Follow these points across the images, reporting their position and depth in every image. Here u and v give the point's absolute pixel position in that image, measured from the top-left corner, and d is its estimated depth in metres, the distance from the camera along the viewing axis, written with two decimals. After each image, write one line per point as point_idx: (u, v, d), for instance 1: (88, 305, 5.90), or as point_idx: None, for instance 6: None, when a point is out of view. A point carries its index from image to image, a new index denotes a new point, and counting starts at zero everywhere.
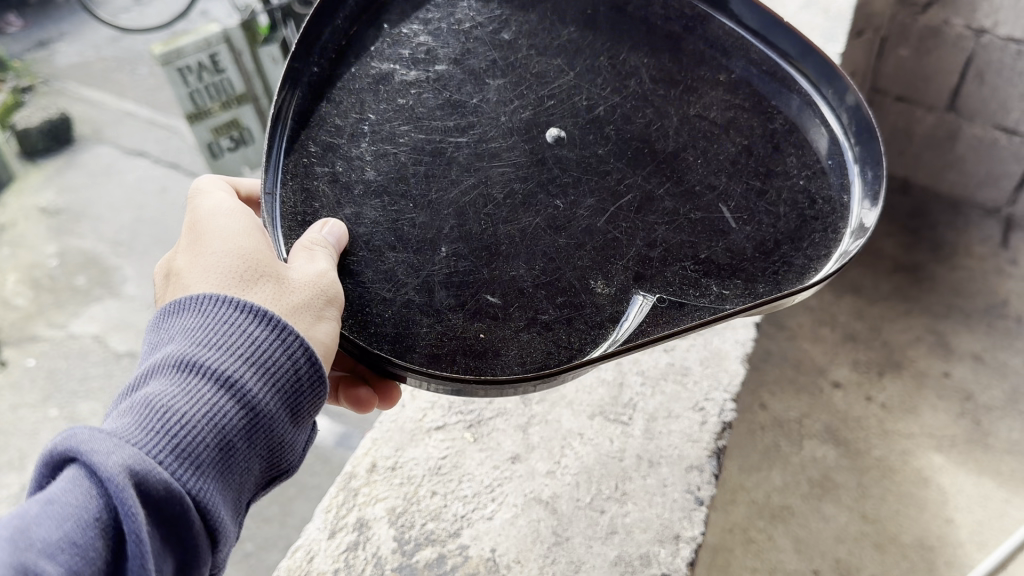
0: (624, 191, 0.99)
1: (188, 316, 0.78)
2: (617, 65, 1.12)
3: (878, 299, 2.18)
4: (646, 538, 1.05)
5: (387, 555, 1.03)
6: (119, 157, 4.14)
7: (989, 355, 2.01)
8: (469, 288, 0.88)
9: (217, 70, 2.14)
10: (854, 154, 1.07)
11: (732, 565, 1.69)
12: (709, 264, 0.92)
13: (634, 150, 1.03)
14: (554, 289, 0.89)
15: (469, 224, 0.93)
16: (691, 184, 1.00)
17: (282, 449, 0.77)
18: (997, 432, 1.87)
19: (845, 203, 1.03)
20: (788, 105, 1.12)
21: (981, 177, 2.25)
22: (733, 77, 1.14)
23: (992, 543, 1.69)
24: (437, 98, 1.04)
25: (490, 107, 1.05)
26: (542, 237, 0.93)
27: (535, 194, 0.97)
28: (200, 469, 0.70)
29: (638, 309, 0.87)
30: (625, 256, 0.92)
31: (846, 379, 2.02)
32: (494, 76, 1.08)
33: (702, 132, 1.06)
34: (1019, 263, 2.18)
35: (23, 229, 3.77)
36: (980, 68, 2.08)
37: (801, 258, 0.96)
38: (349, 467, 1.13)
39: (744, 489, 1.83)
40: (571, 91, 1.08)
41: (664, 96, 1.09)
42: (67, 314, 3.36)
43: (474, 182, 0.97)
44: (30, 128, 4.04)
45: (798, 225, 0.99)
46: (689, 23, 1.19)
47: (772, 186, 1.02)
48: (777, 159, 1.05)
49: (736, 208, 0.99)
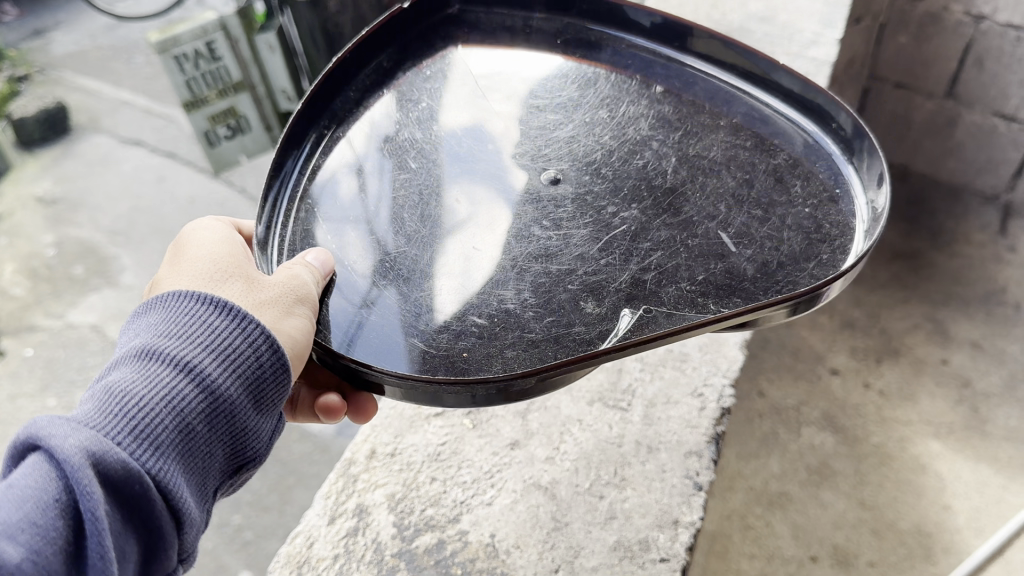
0: (618, 222, 0.95)
1: (153, 313, 0.79)
2: (614, 112, 1.09)
3: (877, 287, 2.18)
4: (646, 522, 1.05)
5: (387, 541, 1.04)
6: (114, 148, 4.55)
7: (987, 342, 2.02)
8: (452, 320, 0.86)
9: (213, 58, 2.12)
10: (857, 171, 0.99)
11: (731, 552, 1.70)
12: (706, 285, 0.87)
13: (631, 184, 0.99)
14: (540, 317, 0.85)
15: (456, 262, 0.91)
16: (688, 215, 0.95)
17: (244, 436, 0.77)
18: (994, 419, 1.87)
19: (854, 216, 0.95)
20: (788, 141, 1.04)
21: (980, 164, 2.24)
22: (734, 123, 1.07)
23: (989, 529, 1.70)
24: (435, 153, 1.04)
25: (486, 156, 1.03)
26: (529, 270, 0.90)
27: (523, 228, 0.95)
28: (159, 454, 0.70)
29: (626, 323, 0.83)
30: (617, 280, 0.88)
31: (844, 366, 2.02)
32: (491, 127, 1.07)
33: (700, 165, 1.01)
34: (1017, 250, 2.18)
35: (21, 217, 4.20)
36: (980, 55, 2.08)
37: (808, 277, 0.87)
38: (349, 453, 1.13)
39: (742, 476, 1.83)
40: (563, 137, 1.06)
41: (664, 140, 1.05)
42: (65, 304, 3.65)
43: (465, 221, 0.95)
44: (27, 118, 4.51)
45: (805, 246, 0.91)
46: (686, 79, 1.13)
47: (776, 214, 0.95)
48: (777, 189, 0.98)
49: (736, 233, 0.92)
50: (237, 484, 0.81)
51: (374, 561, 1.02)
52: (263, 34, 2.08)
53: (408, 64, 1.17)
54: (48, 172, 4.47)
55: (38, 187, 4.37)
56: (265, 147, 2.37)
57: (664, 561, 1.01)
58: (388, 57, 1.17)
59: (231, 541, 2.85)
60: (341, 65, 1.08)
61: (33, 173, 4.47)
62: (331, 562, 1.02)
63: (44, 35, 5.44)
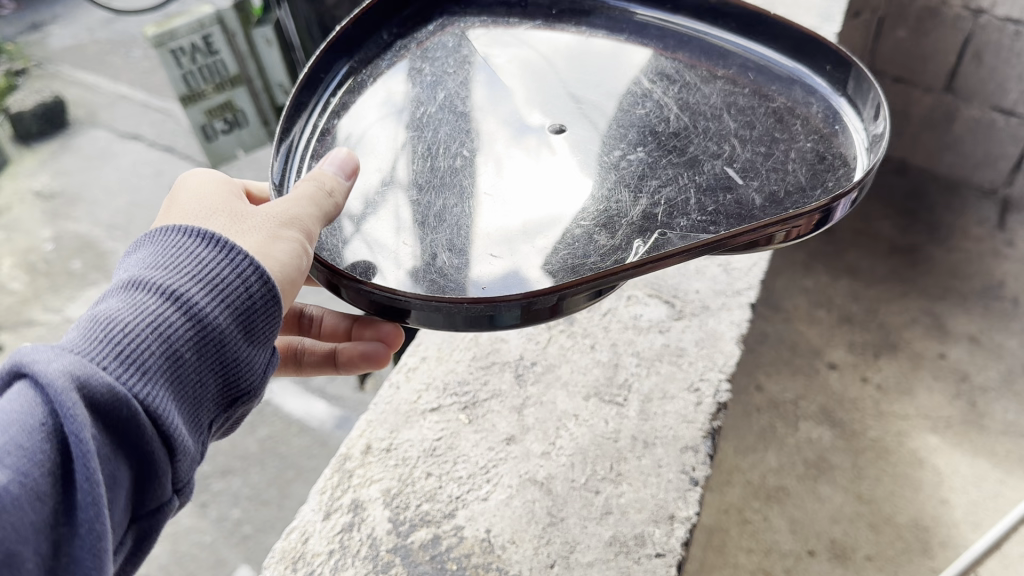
0: (626, 157, 0.89)
1: (141, 247, 0.73)
2: (600, 64, 1.04)
3: (874, 282, 2.18)
4: (641, 518, 1.05)
5: (382, 537, 1.04)
6: (113, 141, 4.61)
7: (985, 337, 2.02)
8: (460, 255, 0.79)
9: (211, 52, 2.12)
10: (854, 112, 0.95)
11: (728, 546, 1.70)
12: (717, 215, 0.82)
13: (633, 117, 0.95)
14: (555, 241, 0.80)
15: (467, 198, 0.85)
16: (694, 153, 0.89)
17: (237, 365, 0.71)
18: (992, 413, 1.87)
19: (854, 150, 0.91)
20: (784, 87, 1.00)
21: (978, 159, 2.24)
22: (727, 70, 1.02)
23: (985, 524, 1.70)
24: (444, 101, 0.97)
25: (474, 99, 0.98)
26: (535, 200, 0.85)
27: (529, 158, 0.89)
28: (144, 379, 0.64)
29: (640, 250, 0.78)
30: (629, 213, 0.82)
31: (842, 361, 2.02)
32: (473, 73, 1.02)
33: (704, 108, 0.96)
34: (1015, 245, 2.18)
35: (19, 213, 4.27)
36: (977, 49, 2.07)
37: (815, 204, 0.83)
38: (346, 449, 1.13)
39: (740, 470, 1.84)
40: (553, 82, 1.01)
41: (663, 90, 0.99)
42: (64, 298, 3.75)
43: (468, 160, 0.89)
44: (24, 112, 4.64)
45: (809, 177, 0.87)
46: (674, 37, 1.08)
47: (779, 150, 0.90)
48: (780, 126, 0.94)
49: (742, 168, 0.87)
50: (233, 418, 0.76)
51: (370, 558, 1.02)
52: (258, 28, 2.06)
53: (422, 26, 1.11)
54: (47, 168, 4.54)
55: (38, 183, 4.43)
56: (262, 142, 2.37)
57: (658, 556, 1.01)
58: (402, 17, 1.11)
59: (231, 534, 2.90)
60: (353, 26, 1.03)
61: (31, 168, 4.54)
62: (326, 559, 1.02)
63: (44, 30, 5.49)
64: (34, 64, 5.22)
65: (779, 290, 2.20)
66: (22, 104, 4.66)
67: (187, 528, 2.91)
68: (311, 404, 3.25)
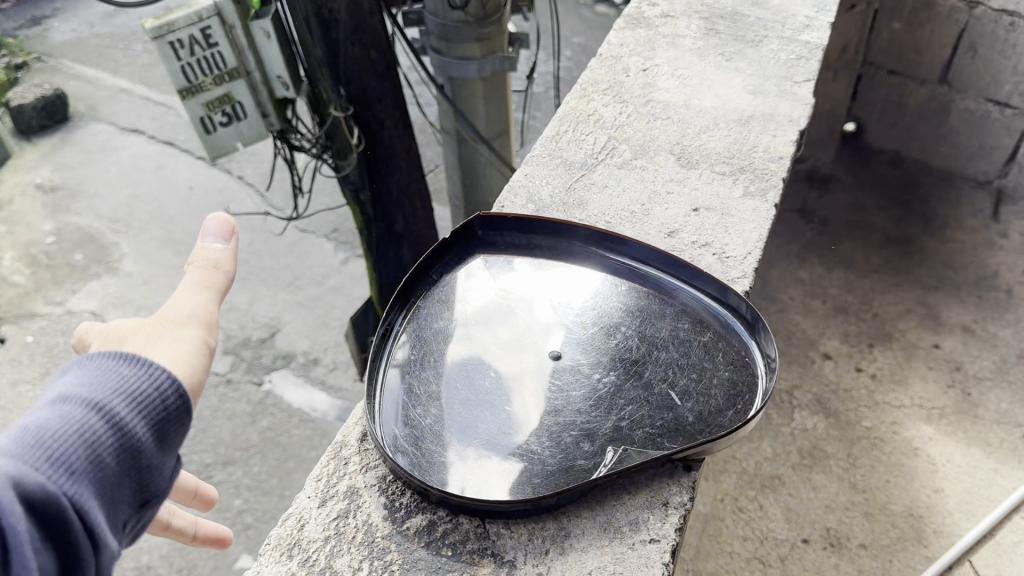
0: (591, 383, 0.98)
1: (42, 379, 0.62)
2: (569, 285, 1.12)
3: (870, 272, 2.19)
4: (637, 503, 0.90)
5: (378, 523, 0.90)
6: (115, 136, 4.66)
7: (979, 327, 2.04)
8: (448, 472, 0.90)
9: (209, 45, 2.14)
10: (743, 323, 1.04)
11: (724, 534, 1.71)
12: (661, 429, 0.93)
13: (590, 347, 1.03)
14: (537, 462, 0.91)
15: (486, 417, 0.95)
16: (645, 375, 0.99)
17: (150, 481, 0.61)
18: (986, 403, 1.89)
19: (756, 363, 1.01)
20: (688, 297, 1.09)
21: (972, 151, 2.29)
22: (640, 285, 1.12)
23: (980, 512, 1.69)
24: (470, 318, 1.07)
25: (467, 319, 1.07)
26: (513, 415, 0.95)
27: (504, 387, 0.98)
28: (69, 485, 0.54)
29: (609, 460, 0.90)
30: (601, 428, 0.94)
31: (836, 351, 2.02)
32: (465, 296, 1.10)
33: (654, 338, 1.04)
34: (1009, 236, 2.21)
35: (20, 206, 4.30)
36: (973, 41, 2.14)
37: (731, 421, 0.94)
38: (340, 434, 0.97)
39: (736, 458, 1.82)
40: (529, 306, 1.09)
41: (606, 304, 1.09)
42: (66, 292, 3.79)
43: (470, 381, 0.99)
44: (25, 106, 4.65)
45: (725, 395, 0.97)
46: (593, 251, 1.17)
47: (704, 367, 1.00)
48: (706, 355, 1.02)
49: (680, 389, 0.98)
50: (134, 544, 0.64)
51: (365, 544, 0.88)
52: (257, 21, 2.12)
53: (477, 226, 1.18)
54: (48, 161, 4.58)
55: (39, 176, 4.47)
56: (262, 135, 2.37)
57: (653, 542, 0.87)
58: (480, 223, 1.19)
59: (232, 524, 2.95)
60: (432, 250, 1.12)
61: (32, 161, 4.58)
62: (321, 545, 0.88)
63: (45, 24, 5.53)
64: (34, 57, 5.28)
65: (773, 280, 2.18)
66: (22, 98, 4.70)
67: None
68: (311, 395, 3.34)
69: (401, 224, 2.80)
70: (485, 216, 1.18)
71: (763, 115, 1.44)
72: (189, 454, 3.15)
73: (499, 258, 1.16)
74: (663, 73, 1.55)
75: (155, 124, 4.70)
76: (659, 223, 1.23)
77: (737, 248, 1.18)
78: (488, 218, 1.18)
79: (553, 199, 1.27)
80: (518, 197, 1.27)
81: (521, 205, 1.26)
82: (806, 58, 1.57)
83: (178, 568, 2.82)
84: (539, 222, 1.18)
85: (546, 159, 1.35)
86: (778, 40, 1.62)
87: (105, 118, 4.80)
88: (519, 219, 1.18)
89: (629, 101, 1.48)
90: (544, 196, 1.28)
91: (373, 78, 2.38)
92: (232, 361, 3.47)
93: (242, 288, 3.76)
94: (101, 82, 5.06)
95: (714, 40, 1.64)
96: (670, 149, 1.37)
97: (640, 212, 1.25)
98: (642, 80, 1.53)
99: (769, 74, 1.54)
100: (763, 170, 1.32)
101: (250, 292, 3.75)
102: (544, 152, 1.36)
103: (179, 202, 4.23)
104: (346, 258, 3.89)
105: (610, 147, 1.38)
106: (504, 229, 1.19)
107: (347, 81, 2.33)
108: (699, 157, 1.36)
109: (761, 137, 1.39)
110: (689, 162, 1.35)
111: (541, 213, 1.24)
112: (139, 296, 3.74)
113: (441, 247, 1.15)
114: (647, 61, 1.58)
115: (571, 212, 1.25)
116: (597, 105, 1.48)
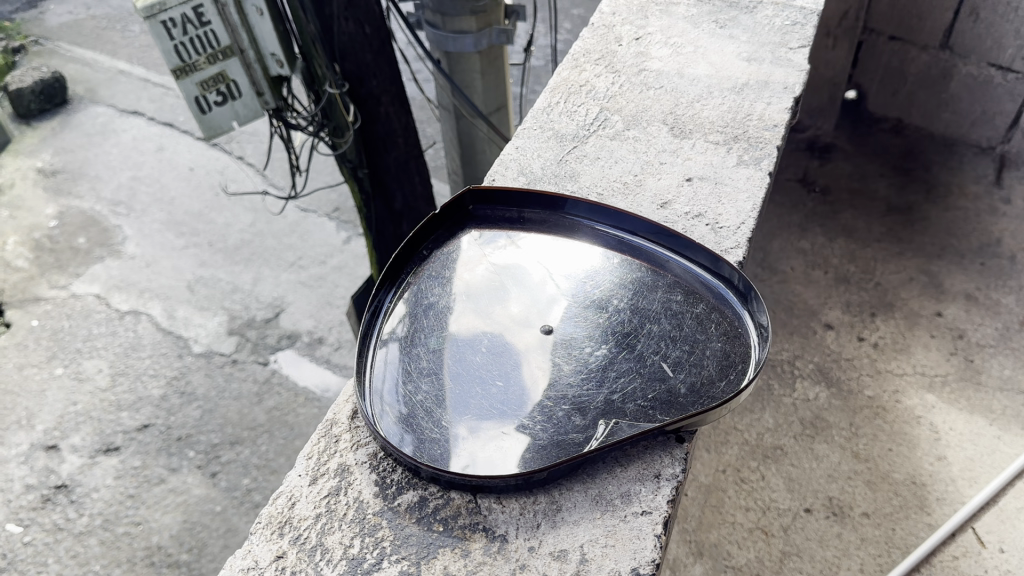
0: (584, 357, 0.98)
1: None
2: (562, 257, 1.12)
3: (871, 242, 2.16)
4: (628, 475, 0.90)
5: (369, 500, 0.90)
6: (115, 118, 4.67)
7: (982, 294, 2.01)
8: (439, 445, 0.90)
9: (201, 24, 2.10)
10: (735, 296, 1.03)
11: (726, 505, 1.70)
12: (654, 402, 0.93)
13: (582, 321, 1.03)
14: (528, 435, 0.90)
15: (479, 392, 0.95)
16: (639, 351, 0.99)
17: None
18: (989, 369, 1.86)
19: (748, 335, 1.00)
20: (681, 271, 1.08)
21: (975, 116, 2.27)
22: (639, 263, 1.10)
23: (982, 479, 1.67)
24: (462, 295, 1.06)
25: (459, 294, 1.06)
26: (507, 390, 0.95)
27: (498, 360, 0.98)
28: None
29: (602, 432, 0.90)
30: (594, 402, 0.93)
31: (838, 321, 1.99)
32: (457, 272, 1.10)
33: (646, 310, 1.04)
34: (1012, 203, 2.18)
35: (21, 190, 4.31)
36: (975, 6, 2.11)
37: (721, 392, 0.94)
38: (331, 413, 0.97)
39: (737, 430, 1.80)
40: (521, 280, 1.09)
41: (602, 279, 1.08)
42: (68, 276, 3.80)
43: (465, 355, 0.99)
44: (24, 89, 4.68)
45: (719, 369, 0.97)
46: (588, 225, 1.16)
47: (698, 339, 1.00)
48: (700, 327, 1.01)
49: (674, 362, 0.97)
50: None
51: (356, 522, 0.88)
52: None
53: (468, 201, 1.18)
54: (48, 145, 4.58)
55: (39, 160, 4.47)
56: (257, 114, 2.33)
57: (645, 514, 0.87)
58: (472, 200, 1.18)
59: (241, 503, 2.97)
60: (422, 229, 1.12)
61: (33, 146, 4.58)
62: (313, 523, 0.88)
63: (42, 10, 5.62)
64: (31, 41, 5.34)
65: (774, 251, 2.16)
66: (20, 82, 4.71)
67: (197, 499, 2.98)
68: (323, 375, 3.35)
69: (399, 200, 2.82)
70: (476, 191, 1.17)
71: (757, 83, 1.42)
72: (197, 434, 3.16)
73: (490, 239, 1.15)
74: (656, 41, 1.54)
75: (154, 106, 4.72)
76: (652, 194, 1.22)
77: (731, 218, 1.17)
78: (479, 194, 1.18)
79: (544, 172, 1.26)
80: (509, 170, 1.26)
81: (511, 178, 1.25)
82: (801, 24, 1.55)
83: (189, 548, 2.84)
84: (531, 196, 1.17)
85: (537, 132, 1.34)
86: (773, 6, 1.60)
87: (103, 101, 4.80)
88: (511, 193, 1.17)
89: (622, 70, 1.47)
90: (535, 169, 1.27)
91: (370, 54, 2.40)
92: (236, 341, 3.48)
93: (245, 268, 3.77)
94: (99, 65, 5.08)
95: (708, 7, 1.62)
96: (662, 119, 1.36)
97: (633, 183, 1.24)
98: (635, 49, 1.52)
99: (763, 41, 1.52)
100: (758, 138, 1.31)
101: (253, 272, 3.75)
102: (534, 125, 1.35)
103: (182, 184, 4.23)
104: (348, 236, 3.90)
105: (601, 118, 1.37)
106: (495, 204, 1.18)
107: (341, 57, 2.34)
108: (693, 126, 1.35)
109: (755, 105, 1.38)
110: (682, 132, 1.33)
111: (532, 185, 1.24)
112: (141, 279, 3.74)
113: (432, 222, 1.14)
114: (640, 30, 1.56)
115: (562, 184, 1.24)
116: (590, 75, 1.47)
